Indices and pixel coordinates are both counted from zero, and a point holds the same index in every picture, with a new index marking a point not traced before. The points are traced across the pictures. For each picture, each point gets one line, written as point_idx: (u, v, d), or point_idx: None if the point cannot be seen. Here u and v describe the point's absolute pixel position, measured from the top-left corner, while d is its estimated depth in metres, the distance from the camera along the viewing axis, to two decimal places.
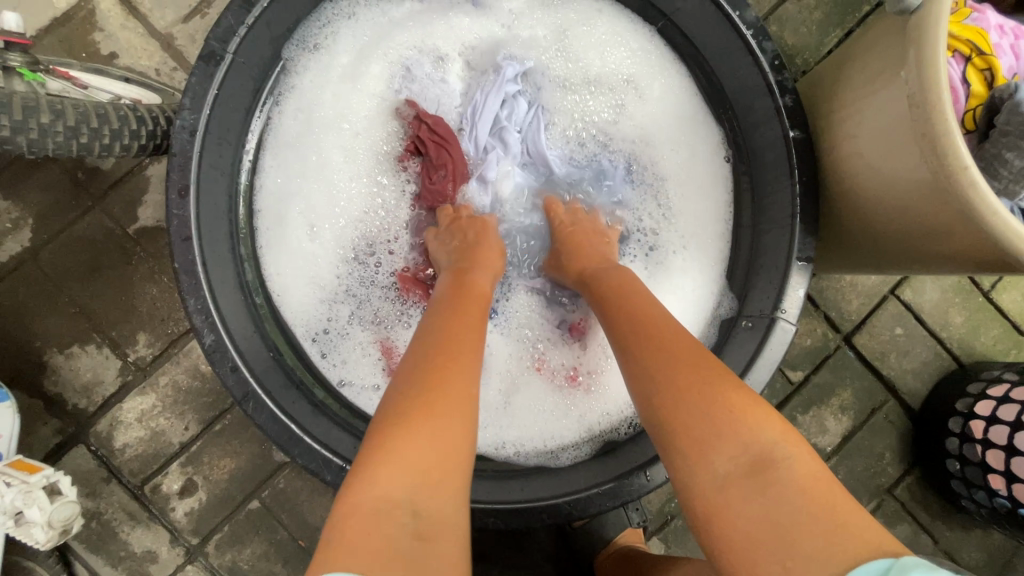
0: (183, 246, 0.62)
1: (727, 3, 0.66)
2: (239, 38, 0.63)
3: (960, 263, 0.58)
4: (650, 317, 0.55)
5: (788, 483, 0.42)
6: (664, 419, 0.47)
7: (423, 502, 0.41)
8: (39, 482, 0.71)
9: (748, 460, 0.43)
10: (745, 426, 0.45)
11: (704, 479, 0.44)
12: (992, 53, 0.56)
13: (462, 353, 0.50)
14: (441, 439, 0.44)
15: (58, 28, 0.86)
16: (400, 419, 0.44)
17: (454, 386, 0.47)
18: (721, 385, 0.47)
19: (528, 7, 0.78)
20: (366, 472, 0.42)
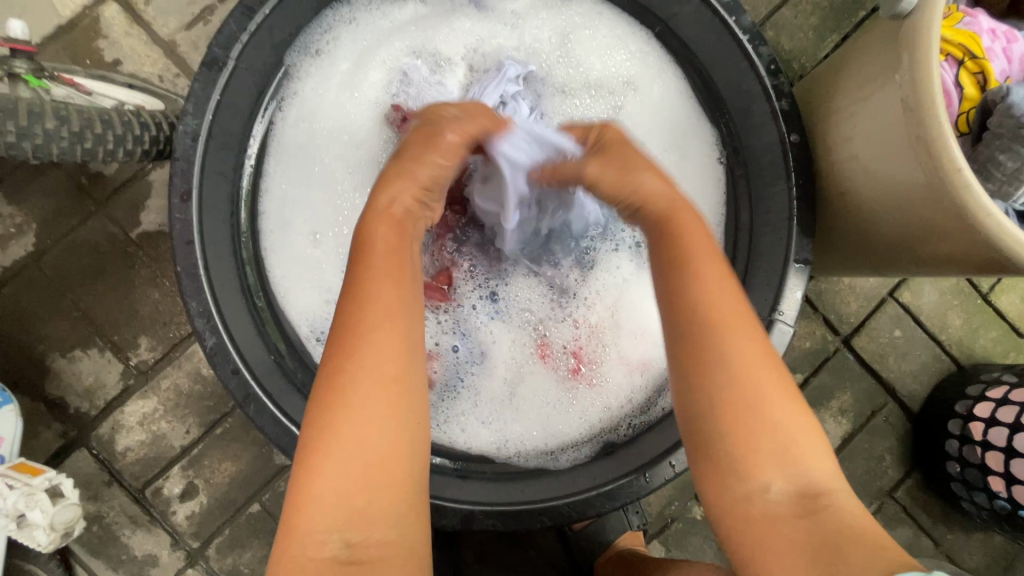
0: (185, 249, 0.62)
1: (723, 9, 0.67)
2: (241, 45, 0.64)
3: (956, 264, 0.58)
4: (713, 299, 0.49)
5: (843, 512, 0.45)
6: (736, 422, 0.47)
7: (355, 532, 0.44)
8: (41, 484, 0.71)
9: (803, 487, 0.46)
10: (798, 448, 0.47)
11: (758, 493, 0.46)
12: (985, 57, 0.57)
13: (358, 350, 0.47)
14: (352, 466, 0.45)
15: (63, 36, 0.88)
16: (312, 448, 0.46)
17: (352, 402, 0.46)
18: (791, 403, 0.48)
19: (527, 10, 0.79)
20: (294, 506, 0.45)
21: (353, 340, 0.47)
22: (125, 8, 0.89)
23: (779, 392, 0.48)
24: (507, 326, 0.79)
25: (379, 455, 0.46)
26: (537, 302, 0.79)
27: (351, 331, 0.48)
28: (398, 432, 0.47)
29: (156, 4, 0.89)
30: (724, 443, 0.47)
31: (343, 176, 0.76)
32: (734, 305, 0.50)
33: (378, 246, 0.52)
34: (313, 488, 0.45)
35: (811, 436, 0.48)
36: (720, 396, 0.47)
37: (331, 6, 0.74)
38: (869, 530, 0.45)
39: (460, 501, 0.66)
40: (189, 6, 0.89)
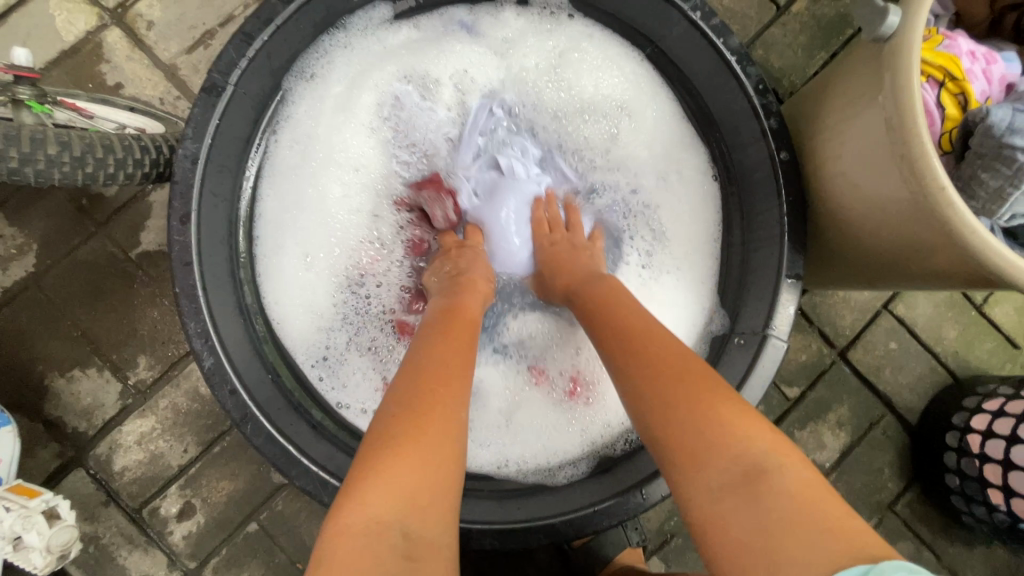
0: (184, 270, 0.63)
1: (712, 30, 0.68)
2: (240, 71, 0.65)
3: (947, 279, 0.59)
4: (641, 325, 0.55)
5: (783, 491, 0.41)
6: (659, 426, 0.48)
7: (418, 534, 0.41)
8: (38, 506, 0.71)
9: (743, 471, 0.43)
10: (733, 433, 0.45)
11: (700, 488, 0.44)
12: (965, 78, 0.58)
13: (457, 381, 0.50)
14: (429, 471, 0.43)
15: (66, 60, 0.89)
16: (388, 442, 0.44)
17: (438, 411, 0.47)
18: (715, 400, 0.47)
19: (519, 34, 0.80)
20: (353, 496, 0.42)
21: (454, 372, 0.51)
22: (128, 34, 0.91)
23: (691, 386, 0.48)
24: (501, 358, 0.80)
25: (456, 474, 0.45)
26: (530, 330, 0.81)
27: (446, 360, 0.52)
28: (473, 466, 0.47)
29: (158, 28, 0.91)
30: (665, 440, 0.47)
31: (339, 199, 0.78)
32: (658, 329, 0.55)
33: (470, 313, 0.60)
34: (388, 480, 0.42)
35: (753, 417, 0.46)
36: (649, 398, 0.49)
37: (326, 32, 0.75)
38: (820, 510, 0.40)
39: (456, 521, 0.65)
40: (190, 30, 0.91)
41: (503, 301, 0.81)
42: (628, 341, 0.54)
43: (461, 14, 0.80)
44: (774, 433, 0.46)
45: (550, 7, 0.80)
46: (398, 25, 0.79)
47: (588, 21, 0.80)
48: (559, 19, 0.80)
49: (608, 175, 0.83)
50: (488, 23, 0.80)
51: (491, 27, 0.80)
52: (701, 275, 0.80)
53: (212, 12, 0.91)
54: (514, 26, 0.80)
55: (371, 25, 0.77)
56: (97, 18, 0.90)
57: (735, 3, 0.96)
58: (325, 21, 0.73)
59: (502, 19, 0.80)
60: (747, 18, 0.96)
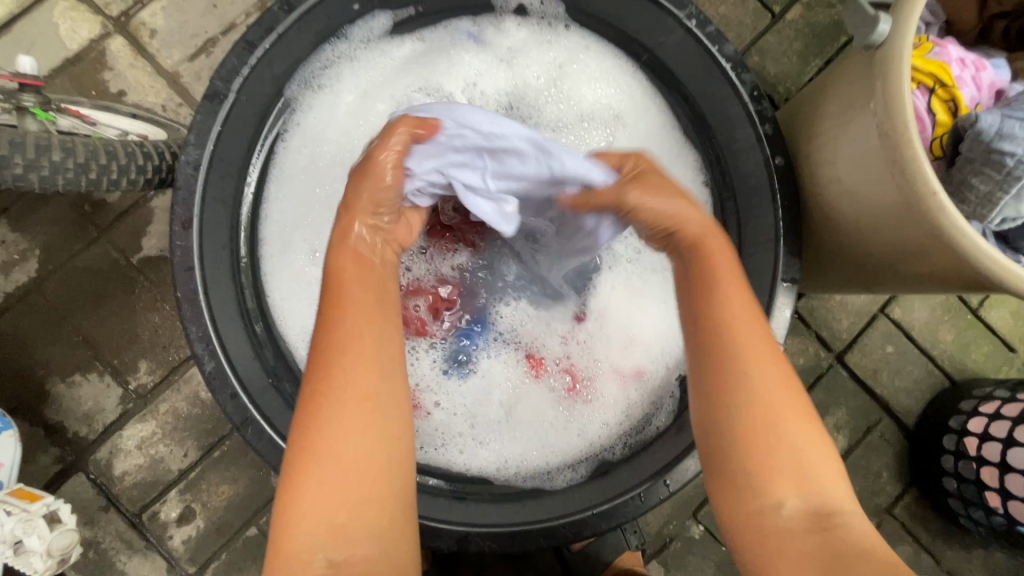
0: (186, 275, 0.65)
1: (707, 38, 0.70)
2: (242, 78, 0.66)
3: (942, 282, 0.59)
4: (743, 324, 0.51)
5: (854, 530, 0.47)
6: (750, 443, 0.48)
7: (338, 549, 0.46)
8: (39, 510, 0.71)
9: (817, 505, 0.47)
10: (812, 468, 0.48)
11: (772, 510, 0.48)
12: (954, 85, 0.60)
13: (334, 374, 0.48)
14: (329, 488, 0.46)
15: (70, 68, 0.91)
16: (293, 468, 0.47)
17: (329, 420, 0.47)
18: (807, 432, 0.49)
19: (523, 45, 0.81)
20: (279, 523, 0.47)
21: (331, 362, 0.49)
22: (131, 42, 0.92)
23: (795, 410, 0.49)
24: (500, 344, 0.80)
25: (359, 475, 0.47)
26: (529, 320, 0.80)
27: (331, 354, 0.49)
28: (376, 449, 0.48)
29: (161, 37, 0.92)
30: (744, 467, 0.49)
31: (345, 199, 0.78)
32: (756, 327, 0.51)
33: (352, 270, 0.54)
34: (298, 512, 0.46)
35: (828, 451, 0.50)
36: (750, 415, 0.49)
37: (330, 41, 0.76)
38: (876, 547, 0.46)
39: (456, 522, 0.66)
40: (192, 38, 0.92)
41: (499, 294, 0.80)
42: (734, 343, 0.50)
43: (466, 25, 0.81)
44: (842, 473, 0.50)
45: (547, 17, 0.81)
46: (399, 35, 0.80)
47: (584, 30, 0.81)
48: (556, 29, 0.81)
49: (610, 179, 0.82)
50: (493, 33, 0.81)
51: (499, 38, 0.81)
52: None
53: (214, 20, 0.93)
54: (517, 36, 0.81)
55: (373, 36, 0.78)
56: (101, 27, 0.91)
57: (730, 11, 0.97)
58: (326, 30, 0.74)
59: (506, 29, 0.81)
60: (742, 26, 0.97)
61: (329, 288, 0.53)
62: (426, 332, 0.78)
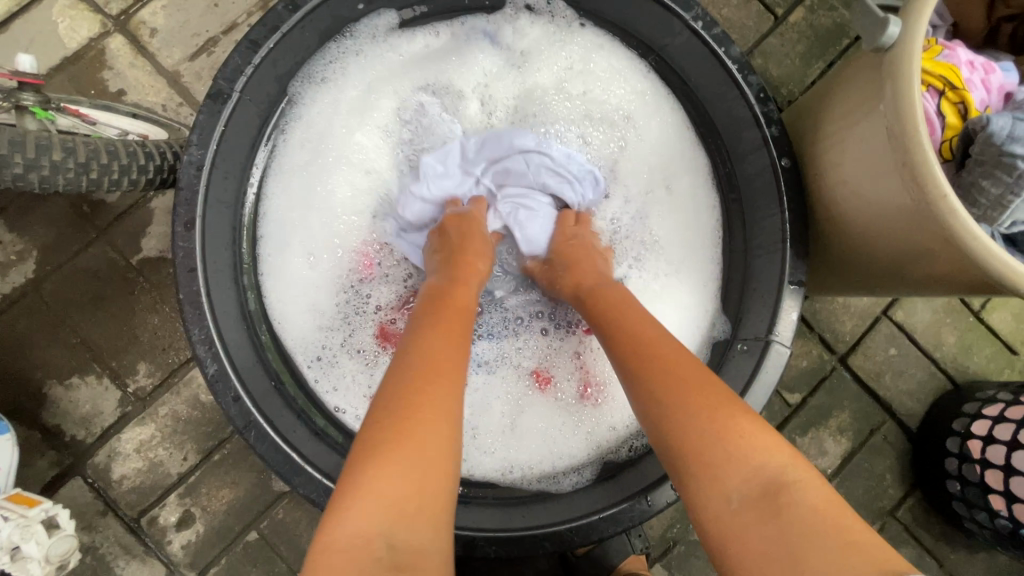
0: (188, 276, 0.63)
1: (714, 40, 0.69)
2: (246, 78, 0.65)
3: (952, 286, 0.59)
4: (643, 337, 0.57)
5: (802, 503, 0.44)
6: (676, 443, 0.49)
7: (404, 538, 0.43)
8: (38, 515, 0.70)
9: (760, 488, 0.46)
10: (732, 440, 0.48)
11: (718, 501, 0.46)
12: (965, 88, 0.59)
13: (445, 366, 0.51)
14: (414, 468, 0.45)
15: (68, 67, 0.89)
16: (373, 450, 0.45)
17: (426, 408, 0.48)
18: (744, 425, 0.49)
19: (535, 45, 0.81)
20: (341, 508, 0.44)
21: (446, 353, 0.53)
22: (131, 41, 0.91)
23: (724, 402, 0.50)
24: (499, 361, 0.80)
25: (447, 463, 0.47)
26: (524, 337, 0.80)
27: (437, 352, 0.52)
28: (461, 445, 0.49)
29: (162, 36, 0.91)
30: (677, 459, 0.49)
31: (346, 198, 0.79)
32: (665, 338, 0.57)
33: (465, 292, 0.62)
34: (368, 495, 0.44)
35: (748, 414, 0.50)
36: (673, 414, 0.50)
37: (336, 38, 0.75)
38: (834, 519, 0.43)
39: (460, 528, 0.65)
40: (193, 38, 0.92)
41: (487, 310, 0.81)
42: (636, 355, 0.56)
43: (483, 24, 0.80)
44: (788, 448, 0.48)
45: (558, 18, 0.80)
46: (406, 32, 0.79)
47: (597, 32, 0.80)
48: (570, 30, 0.80)
49: (610, 190, 0.83)
50: (510, 33, 0.80)
51: (513, 38, 0.81)
52: (700, 280, 0.81)
53: (216, 19, 0.92)
54: (530, 36, 0.81)
55: (379, 33, 0.77)
56: (100, 25, 0.90)
57: (734, 13, 0.97)
58: (331, 28, 0.73)
59: (521, 30, 0.80)
60: (745, 27, 0.97)
61: (441, 305, 0.59)
62: None
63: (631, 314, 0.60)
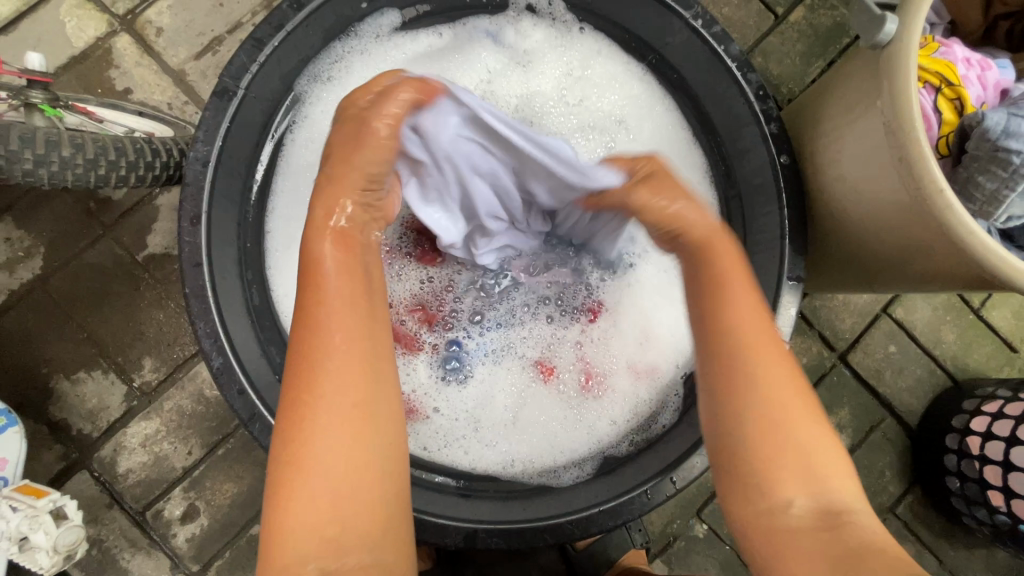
0: (194, 271, 0.65)
1: (714, 38, 0.70)
2: (250, 75, 0.66)
3: (949, 282, 0.60)
4: (750, 322, 0.53)
5: (863, 529, 0.46)
6: (756, 442, 0.49)
7: (331, 561, 0.46)
8: (46, 506, 0.71)
9: (823, 504, 0.48)
10: (810, 456, 0.49)
11: (780, 507, 0.48)
12: (960, 84, 0.60)
13: (317, 384, 0.49)
14: (323, 487, 0.47)
15: (76, 66, 0.91)
16: (279, 473, 0.48)
17: (316, 425, 0.48)
18: (823, 445, 0.50)
19: (538, 46, 0.81)
20: (275, 533, 0.47)
21: (315, 365, 0.49)
22: (138, 40, 0.92)
23: (805, 415, 0.50)
24: (501, 354, 0.80)
25: (349, 483, 0.47)
26: (530, 328, 0.80)
27: (311, 356, 0.49)
28: (363, 454, 0.48)
29: (167, 35, 0.92)
30: (750, 455, 0.49)
31: None
32: (764, 328, 0.53)
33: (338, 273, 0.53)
34: (289, 520, 0.47)
35: (826, 435, 0.51)
36: (760, 414, 0.50)
37: (342, 36, 0.76)
38: (887, 545, 0.45)
39: (462, 521, 0.66)
40: (199, 37, 0.93)
41: (496, 302, 0.80)
42: (737, 339, 0.52)
43: (485, 24, 0.81)
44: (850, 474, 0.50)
45: (558, 20, 0.81)
46: (409, 32, 0.80)
47: (597, 33, 0.81)
48: (570, 32, 0.81)
49: None
50: (513, 34, 0.81)
51: (516, 37, 0.81)
52: None
53: (221, 19, 0.93)
54: (532, 37, 0.81)
55: (382, 32, 0.78)
56: (107, 25, 0.92)
57: (734, 12, 0.98)
58: (336, 27, 0.74)
59: (524, 31, 0.81)
60: (746, 27, 0.98)
61: (309, 293, 0.52)
62: (416, 345, 0.78)
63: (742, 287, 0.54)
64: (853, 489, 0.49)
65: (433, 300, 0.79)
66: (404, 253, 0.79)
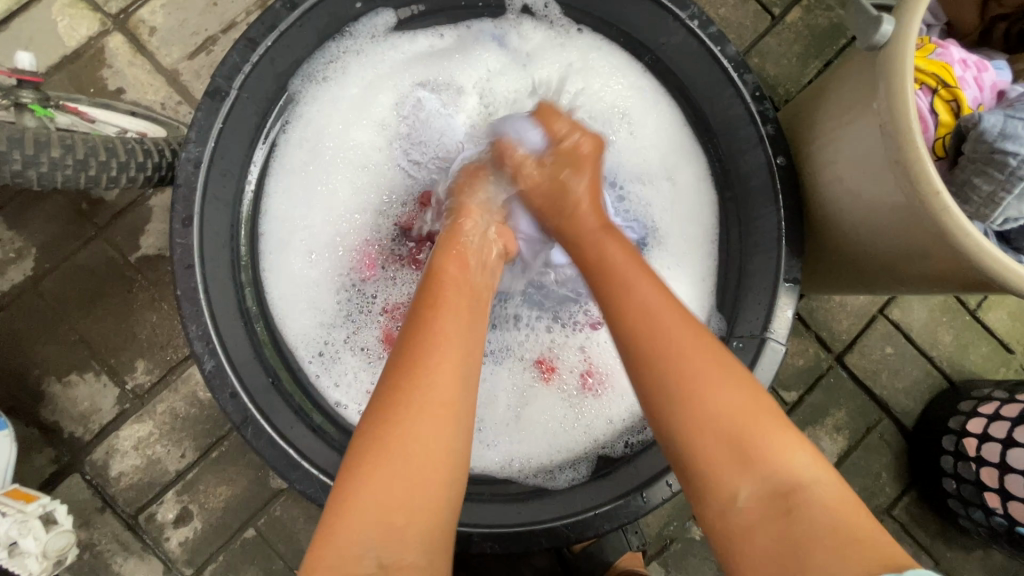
0: (186, 272, 0.64)
1: (710, 39, 0.70)
2: (243, 75, 0.66)
3: (946, 283, 0.59)
4: (657, 314, 0.54)
5: (816, 505, 0.45)
6: (690, 439, 0.49)
7: (390, 550, 0.44)
8: (36, 510, 0.70)
9: (775, 487, 0.47)
10: (750, 442, 0.48)
11: (727, 500, 0.47)
12: (957, 86, 0.60)
13: (422, 373, 0.50)
14: (407, 477, 0.46)
15: (68, 65, 0.90)
16: (359, 460, 0.47)
17: (411, 416, 0.48)
18: (765, 427, 0.49)
19: (539, 47, 0.81)
20: (335, 521, 0.45)
21: (425, 355, 0.51)
22: (130, 39, 0.91)
23: (740, 400, 0.50)
24: (501, 357, 0.79)
25: (426, 472, 0.47)
26: (525, 330, 0.80)
27: (421, 352, 0.51)
28: (445, 449, 0.48)
29: (161, 34, 0.92)
30: (687, 452, 0.49)
31: (347, 196, 0.79)
32: (679, 320, 0.54)
33: (448, 282, 0.59)
34: (355, 507, 0.46)
35: (768, 414, 0.50)
36: (688, 412, 0.50)
37: (337, 34, 0.75)
38: (849, 518, 0.45)
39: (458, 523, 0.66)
40: (192, 36, 0.92)
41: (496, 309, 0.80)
42: (645, 332, 0.53)
43: (489, 27, 0.81)
44: (805, 448, 0.49)
45: (556, 23, 0.81)
46: (407, 32, 0.79)
47: (596, 34, 0.81)
48: (569, 32, 0.81)
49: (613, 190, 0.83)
50: (516, 38, 0.81)
51: (516, 37, 0.81)
52: (700, 275, 0.81)
53: (215, 18, 0.92)
54: (533, 39, 0.81)
55: (378, 32, 0.78)
56: (100, 24, 0.91)
57: (731, 13, 0.98)
58: (330, 26, 0.73)
59: (524, 32, 0.81)
60: (742, 27, 0.97)
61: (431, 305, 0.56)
62: None
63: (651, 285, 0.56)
64: (801, 459, 0.48)
65: None
66: (396, 256, 0.79)
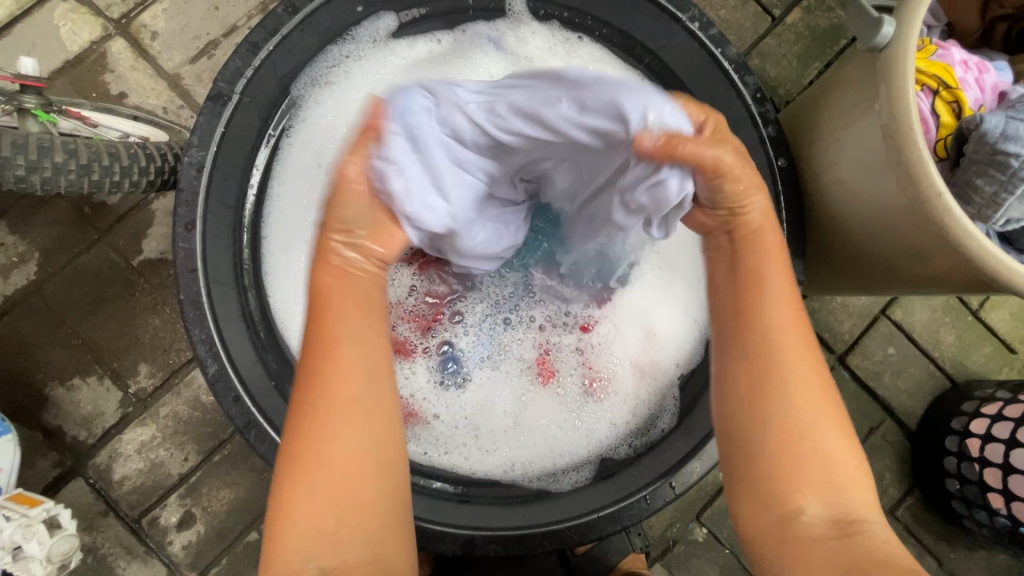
0: (188, 277, 0.65)
1: (710, 41, 0.72)
2: (244, 80, 0.67)
3: (949, 284, 0.59)
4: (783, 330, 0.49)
5: (876, 539, 0.45)
6: (773, 450, 0.48)
7: (331, 557, 0.44)
8: (39, 515, 0.71)
9: (840, 512, 0.46)
10: (833, 469, 0.47)
11: (794, 520, 0.46)
12: (958, 87, 0.60)
13: (320, 382, 0.47)
14: (331, 484, 0.45)
15: (70, 70, 0.90)
16: (285, 475, 0.46)
17: (321, 423, 0.46)
18: (839, 446, 0.48)
19: (535, 52, 0.79)
20: (275, 539, 0.45)
21: (318, 370, 0.48)
22: (132, 44, 0.92)
23: (827, 416, 0.48)
24: (500, 362, 0.78)
25: (352, 480, 0.46)
26: (522, 335, 0.78)
27: (317, 362, 0.48)
28: (357, 447, 0.46)
29: (163, 39, 0.92)
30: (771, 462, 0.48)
31: None
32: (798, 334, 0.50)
33: (334, 289, 0.51)
34: (291, 522, 0.45)
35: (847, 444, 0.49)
36: (776, 420, 0.48)
37: (342, 38, 0.75)
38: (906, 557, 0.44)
39: (462, 526, 0.67)
40: (194, 41, 0.92)
41: (504, 308, 0.78)
42: (770, 342, 0.49)
43: (484, 29, 0.80)
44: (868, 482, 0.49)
45: (558, 34, 0.80)
46: (405, 37, 0.78)
47: (596, 44, 0.79)
48: (570, 40, 0.80)
49: None
50: (512, 39, 0.80)
51: (516, 44, 0.80)
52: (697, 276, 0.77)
53: (216, 22, 0.93)
54: (532, 43, 0.80)
55: (380, 36, 0.77)
56: (102, 29, 0.91)
57: (731, 14, 0.98)
58: (332, 29, 0.73)
59: (524, 37, 0.80)
60: (743, 29, 0.98)
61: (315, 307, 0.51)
62: (410, 350, 0.77)
63: (779, 287, 0.50)
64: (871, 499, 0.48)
65: (434, 309, 0.77)
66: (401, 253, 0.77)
